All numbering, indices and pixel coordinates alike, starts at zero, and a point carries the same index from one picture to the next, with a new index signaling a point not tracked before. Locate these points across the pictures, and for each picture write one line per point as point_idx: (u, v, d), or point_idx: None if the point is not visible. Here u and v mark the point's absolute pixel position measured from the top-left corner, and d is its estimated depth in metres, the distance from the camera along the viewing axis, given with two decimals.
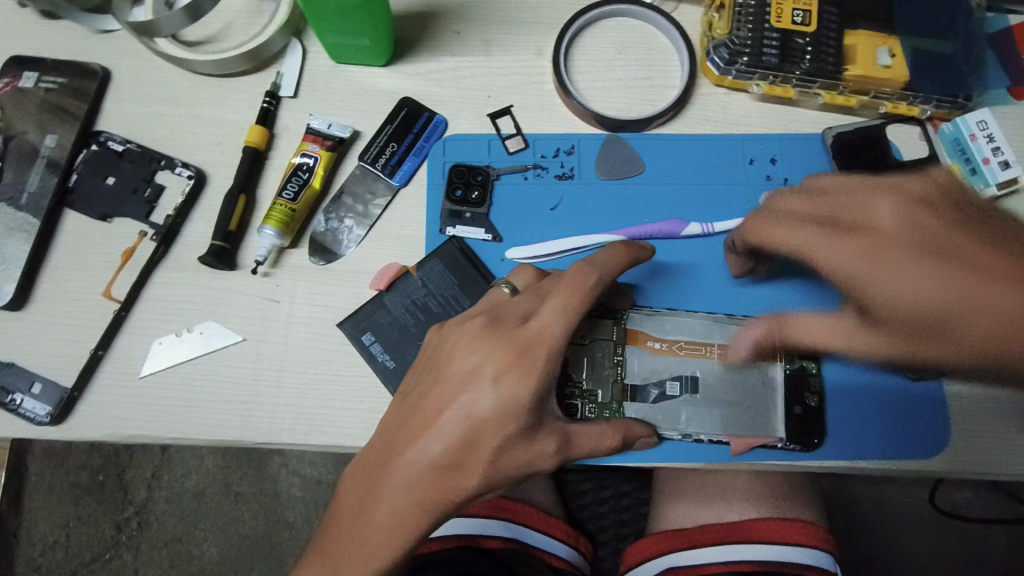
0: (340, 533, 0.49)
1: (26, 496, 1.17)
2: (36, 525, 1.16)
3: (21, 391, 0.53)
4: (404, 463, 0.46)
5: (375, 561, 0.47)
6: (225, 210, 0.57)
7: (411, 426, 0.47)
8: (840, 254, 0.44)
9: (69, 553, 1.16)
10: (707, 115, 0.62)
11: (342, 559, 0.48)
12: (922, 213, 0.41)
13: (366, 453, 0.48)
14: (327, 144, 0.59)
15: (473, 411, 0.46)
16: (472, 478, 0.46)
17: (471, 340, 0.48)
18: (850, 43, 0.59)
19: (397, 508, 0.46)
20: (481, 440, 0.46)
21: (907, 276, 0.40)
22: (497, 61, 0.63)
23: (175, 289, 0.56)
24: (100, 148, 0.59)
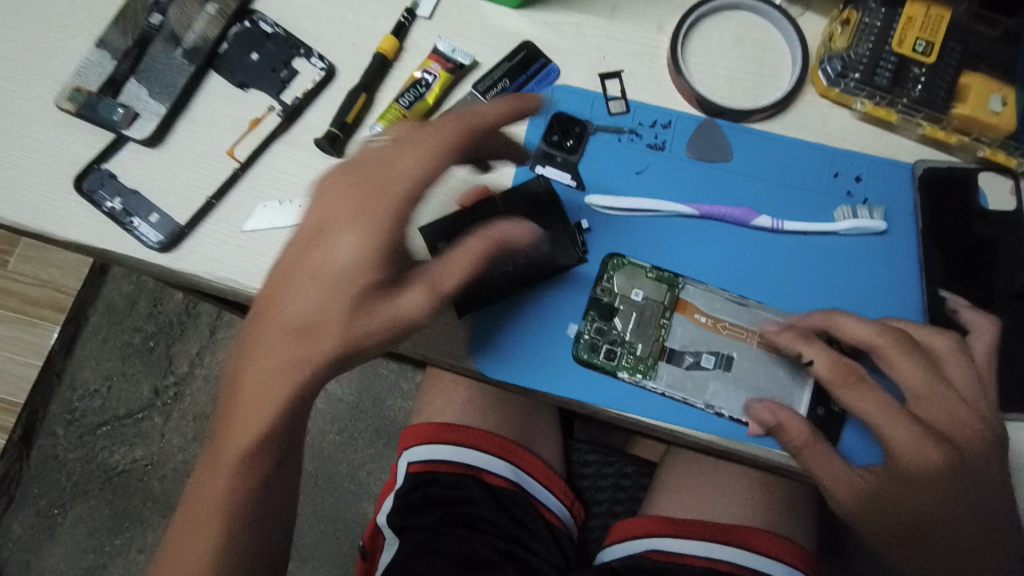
0: (268, 320, 0.52)
1: (79, 344, 1.32)
2: (84, 370, 1.32)
3: (139, 216, 0.61)
4: (313, 252, 0.52)
5: (272, 347, 0.51)
6: (346, 103, 0.63)
7: (334, 217, 0.52)
8: (911, 455, 0.54)
9: (107, 403, 1.31)
10: (805, 122, 0.64)
11: (268, 347, 0.52)
12: (936, 455, 0.54)
13: (302, 236, 0.52)
14: (447, 66, 0.64)
15: (324, 243, 0.52)
16: (328, 316, 0.50)
17: (343, 187, 0.52)
18: (966, 83, 0.60)
19: (302, 296, 0.51)
20: (336, 269, 0.51)
21: (915, 455, 0.54)
22: (620, 27, 0.66)
23: (287, 162, 0.63)
24: (252, 26, 0.66)
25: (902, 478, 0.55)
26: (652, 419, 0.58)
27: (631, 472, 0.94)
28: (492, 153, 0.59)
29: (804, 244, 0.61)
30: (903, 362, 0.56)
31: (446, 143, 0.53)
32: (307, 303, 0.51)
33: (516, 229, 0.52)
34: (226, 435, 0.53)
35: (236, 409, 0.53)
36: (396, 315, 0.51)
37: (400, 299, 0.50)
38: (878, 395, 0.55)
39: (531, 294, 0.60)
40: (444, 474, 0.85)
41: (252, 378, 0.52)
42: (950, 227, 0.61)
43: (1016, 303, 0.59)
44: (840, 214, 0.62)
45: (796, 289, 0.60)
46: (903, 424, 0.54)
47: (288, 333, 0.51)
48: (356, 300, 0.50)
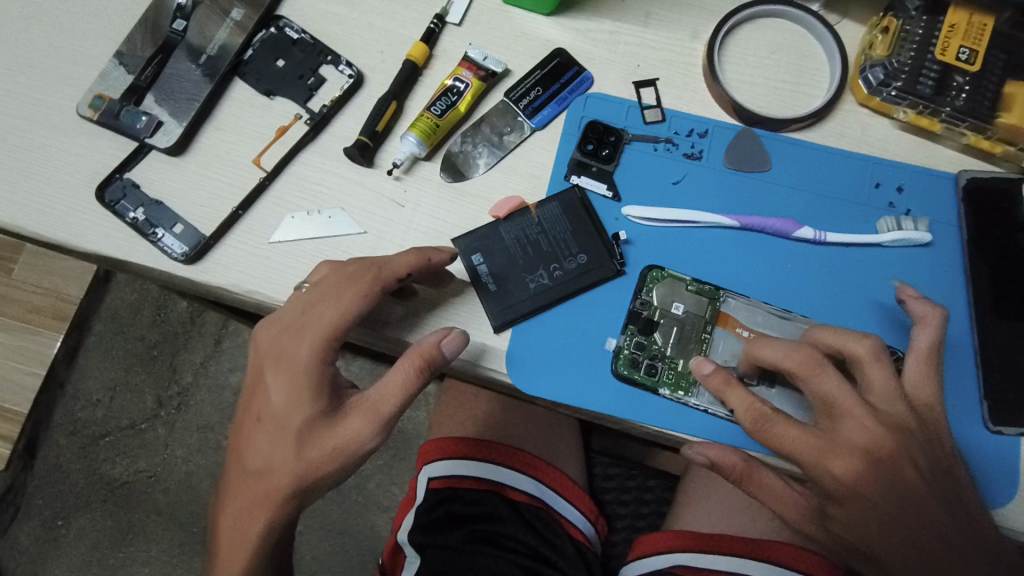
0: (246, 430, 0.55)
1: (83, 352, 1.30)
2: (86, 381, 1.30)
3: (164, 227, 0.59)
4: (268, 375, 0.53)
5: (246, 456, 0.54)
6: (376, 111, 0.61)
7: (283, 342, 0.53)
8: (849, 469, 0.50)
9: (109, 414, 1.29)
10: (845, 131, 0.63)
11: (247, 454, 0.54)
12: (907, 471, 0.50)
13: (258, 357, 0.54)
14: (479, 74, 0.62)
15: (267, 416, 0.53)
16: (280, 467, 0.52)
17: (267, 343, 0.53)
18: (1011, 92, 0.59)
19: (262, 416, 0.53)
20: (282, 417, 0.52)
21: (856, 468, 0.50)
22: (654, 34, 0.65)
23: (315, 172, 0.61)
24: (278, 32, 0.64)
25: (835, 491, 0.50)
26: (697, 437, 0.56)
27: (653, 486, 0.92)
28: (419, 278, 0.56)
29: (846, 255, 0.60)
30: (874, 370, 0.51)
31: (363, 292, 0.52)
32: (265, 427, 0.53)
33: (448, 343, 0.51)
34: (217, 545, 0.56)
35: (222, 516, 0.56)
36: (338, 447, 0.51)
37: (343, 428, 0.51)
38: (843, 405, 0.50)
39: (569, 307, 0.58)
40: (466, 489, 0.83)
41: (230, 519, 0.55)
42: (995, 239, 0.59)
43: None
44: (884, 225, 0.60)
45: (839, 302, 0.59)
46: (844, 431, 0.50)
47: (247, 482, 0.54)
48: (302, 440, 0.51)
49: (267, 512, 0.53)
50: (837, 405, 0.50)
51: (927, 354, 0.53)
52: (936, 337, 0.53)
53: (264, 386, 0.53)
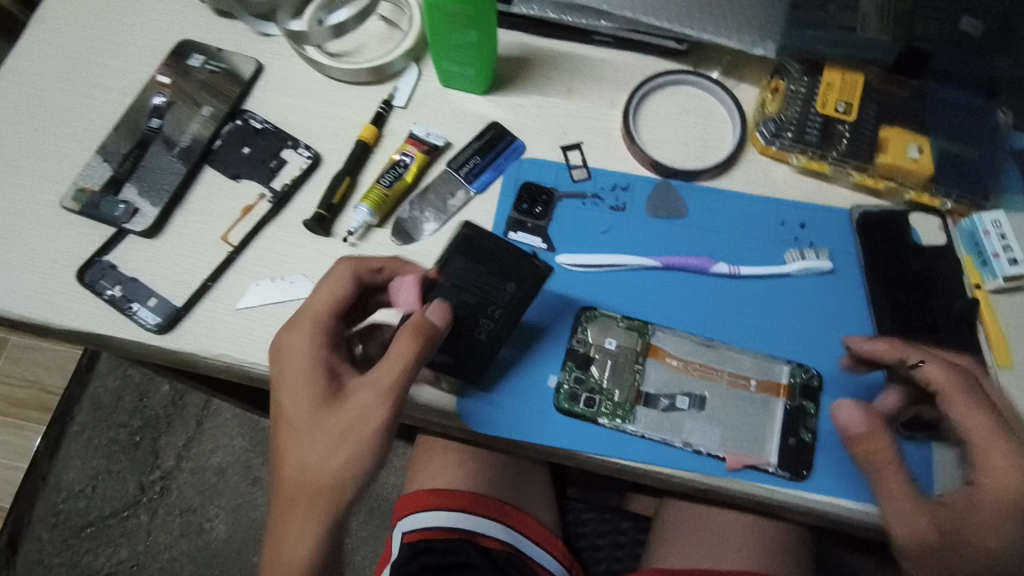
0: (290, 406, 0.57)
1: (64, 443, 1.32)
2: (68, 472, 1.30)
3: (139, 301, 0.64)
4: (298, 350, 0.58)
5: (304, 425, 0.56)
6: (332, 185, 0.69)
7: (298, 324, 0.59)
8: (1003, 481, 0.54)
9: (90, 504, 1.29)
10: (750, 178, 0.71)
11: (302, 422, 0.56)
12: None
13: (284, 348, 0.59)
14: (423, 148, 0.70)
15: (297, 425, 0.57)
16: (320, 454, 0.55)
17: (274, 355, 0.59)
18: (885, 136, 0.68)
19: (308, 379, 0.57)
20: (301, 413, 0.57)
21: (1009, 472, 0.54)
22: (576, 105, 0.74)
23: (278, 243, 0.67)
24: (243, 123, 0.72)
25: (993, 500, 0.54)
26: (660, 466, 0.61)
27: (626, 528, 0.93)
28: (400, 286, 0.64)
29: (760, 286, 0.67)
30: (959, 398, 0.56)
31: (359, 266, 0.61)
32: (314, 387, 0.57)
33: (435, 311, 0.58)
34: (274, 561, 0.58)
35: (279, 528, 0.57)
36: (355, 415, 0.55)
37: (352, 400, 0.56)
38: (982, 438, 0.55)
39: (508, 348, 0.64)
40: (440, 540, 0.83)
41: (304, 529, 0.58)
42: (890, 263, 0.66)
43: (958, 326, 0.64)
44: (790, 257, 0.67)
45: (759, 328, 0.65)
46: (990, 462, 0.54)
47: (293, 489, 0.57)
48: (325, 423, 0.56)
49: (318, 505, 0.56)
50: (970, 432, 0.55)
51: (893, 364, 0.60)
52: (946, 369, 0.57)
53: (301, 360, 0.58)
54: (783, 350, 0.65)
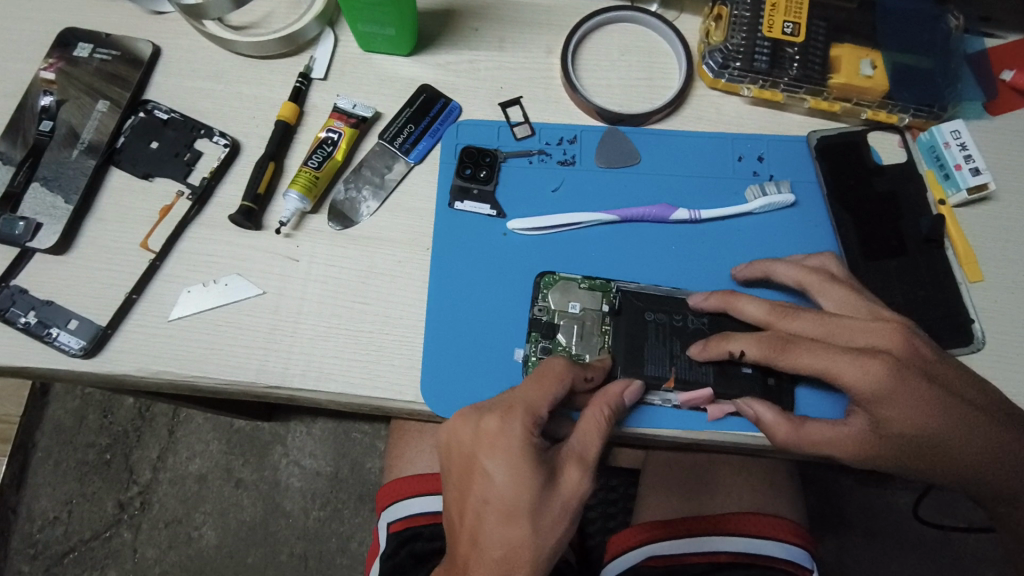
0: (493, 510, 0.51)
1: (30, 471, 1.25)
2: (39, 500, 1.24)
3: (58, 325, 0.58)
4: (506, 447, 0.51)
5: (503, 529, 0.51)
6: (256, 173, 0.63)
7: (515, 423, 0.51)
8: (867, 369, 0.52)
9: (69, 530, 1.23)
10: (702, 115, 0.67)
11: (500, 526, 0.51)
12: (909, 385, 0.52)
13: (494, 441, 0.51)
14: (350, 122, 0.64)
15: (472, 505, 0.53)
16: (509, 544, 0.51)
17: (466, 435, 0.53)
18: (837, 54, 0.65)
19: (519, 485, 0.51)
20: (501, 512, 0.51)
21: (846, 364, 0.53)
22: (511, 56, 0.68)
23: (206, 243, 0.62)
24: (147, 115, 0.65)
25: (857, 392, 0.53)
26: (638, 426, 0.58)
27: (616, 485, 0.92)
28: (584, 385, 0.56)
29: (722, 228, 0.64)
30: (802, 345, 0.54)
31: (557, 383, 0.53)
32: (525, 494, 0.51)
33: (631, 390, 0.56)
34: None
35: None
36: (566, 503, 0.51)
37: (553, 503, 0.51)
38: (829, 369, 0.53)
39: (467, 325, 0.60)
40: (426, 526, 0.80)
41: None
42: (853, 188, 0.64)
43: (927, 246, 0.62)
44: (751, 194, 0.64)
45: (727, 271, 0.63)
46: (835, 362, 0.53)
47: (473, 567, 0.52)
48: (534, 510, 0.50)
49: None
50: (832, 372, 0.53)
51: (778, 308, 0.57)
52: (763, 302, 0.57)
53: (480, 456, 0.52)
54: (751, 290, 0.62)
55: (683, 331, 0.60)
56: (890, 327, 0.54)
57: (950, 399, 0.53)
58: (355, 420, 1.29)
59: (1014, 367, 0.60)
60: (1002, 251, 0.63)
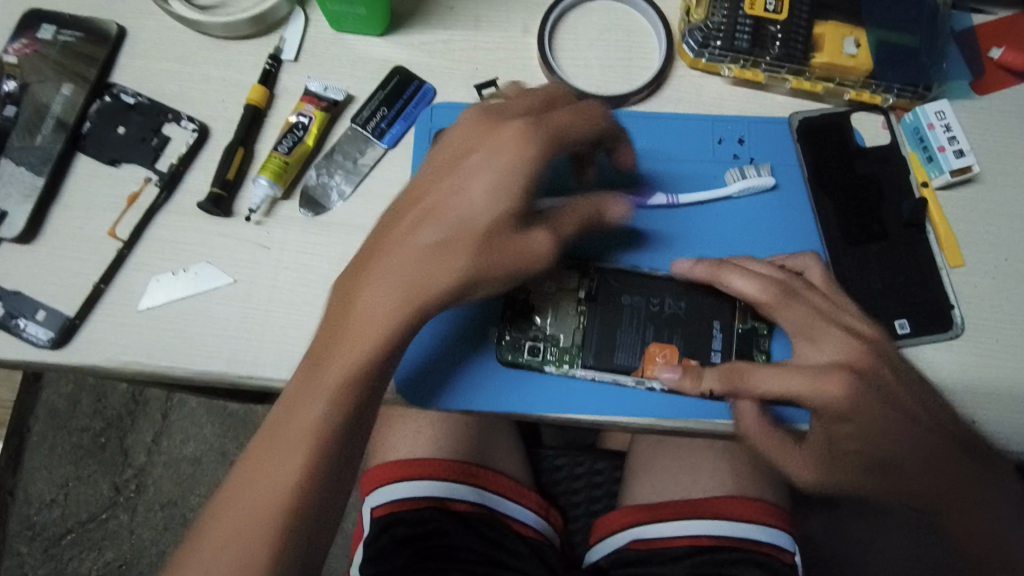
0: (425, 205, 0.52)
1: (26, 454, 1.26)
2: (36, 483, 1.25)
3: (26, 315, 0.58)
4: (477, 159, 0.52)
5: (426, 221, 0.52)
6: (224, 159, 0.61)
7: (500, 141, 0.52)
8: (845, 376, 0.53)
9: (66, 511, 1.24)
10: (682, 96, 0.66)
11: (432, 217, 0.52)
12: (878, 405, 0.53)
13: (490, 143, 0.52)
14: (322, 105, 0.63)
15: (463, 183, 0.52)
16: (483, 227, 0.51)
17: (517, 135, 0.52)
18: (820, 32, 0.63)
19: (468, 195, 0.51)
20: (447, 210, 0.52)
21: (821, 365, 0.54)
22: (486, 36, 0.67)
23: (174, 231, 0.61)
24: (113, 99, 0.64)
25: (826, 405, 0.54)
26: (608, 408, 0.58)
27: (602, 468, 0.89)
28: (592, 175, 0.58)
29: (701, 211, 0.63)
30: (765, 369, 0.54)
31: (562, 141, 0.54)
32: (457, 212, 0.51)
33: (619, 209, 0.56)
34: (346, 312, 0.51)
35: (360, 281, 0.52)
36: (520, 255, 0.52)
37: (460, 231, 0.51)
38: (794, 386, 0.53)
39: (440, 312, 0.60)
40: (407, 511, 0.77)
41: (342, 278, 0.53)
42: (834, 170, 0.63)
43: (908, 230, 0.61)
44: (730, 177, 0.63)
45: (707, 255, 0.62)
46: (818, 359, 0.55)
47: (434, 245, 0.51)
48: (439, 226, 0.52)
49: (430, 279, 0.51)
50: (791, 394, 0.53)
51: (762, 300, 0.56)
52: (759, 283, 0.56)
53: (463, 155, 0.53)
54: None
55: (660, 315, 0.60)
56: (857, 346, 0.54)
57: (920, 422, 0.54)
58: None
59: (993, 352, 0.59)
60: (985, 235, 0.62)
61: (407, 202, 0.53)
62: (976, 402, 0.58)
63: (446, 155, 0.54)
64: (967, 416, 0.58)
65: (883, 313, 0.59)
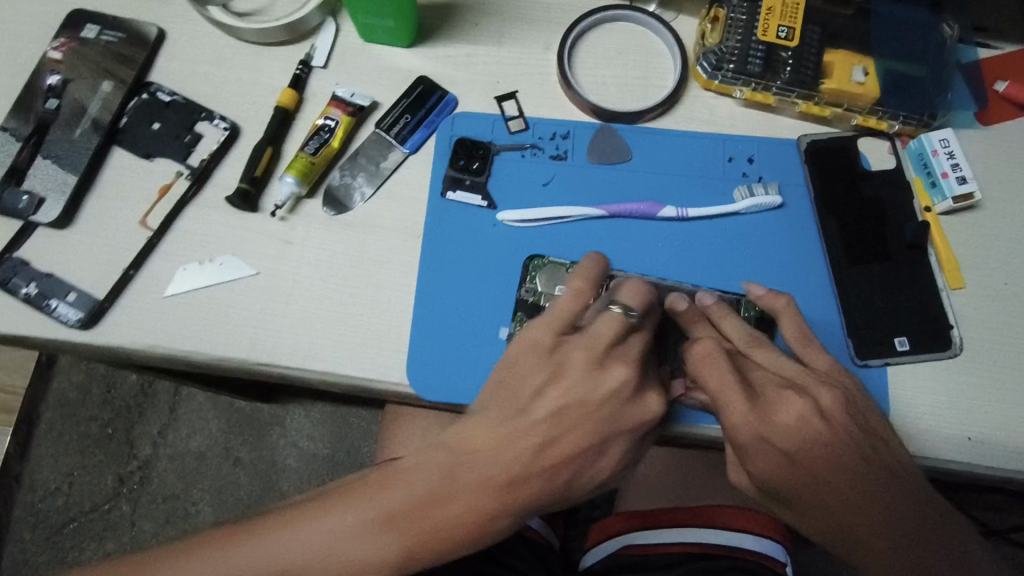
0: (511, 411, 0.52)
1: (34, 442, 1.28)
2: (42, 471, 1.27)
3: (58, 297, 0.60)
4: (589, 384, 0.52)
5: (515, 437, 0.51)
6: (253, 157, 0.64)
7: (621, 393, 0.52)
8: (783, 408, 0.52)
9: (70, 500, 1.26)
10: (694, 115, 0.68)
11: (517, 441, 0.51)
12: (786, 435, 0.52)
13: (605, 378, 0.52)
14: (348, 110, 0.66)
15: (602, 447, 0.52)
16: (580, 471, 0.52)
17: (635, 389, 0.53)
18: (829, 61, 0.65)
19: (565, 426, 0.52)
20: (545, 426, 0.52)
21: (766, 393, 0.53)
22: (508, 51, 0.69)
23: (203, 223, 0.64)
24: (150, 97, 0.67)
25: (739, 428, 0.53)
26: None
27: (602, 477, 0.91)
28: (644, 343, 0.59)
29: (708, 226, 0.65)
30: (717, 365, 0.54)
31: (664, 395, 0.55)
32: (558, 431, 0.52)
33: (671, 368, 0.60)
34: (426, 500, 0.51)
35: (438, 487, 0.51)
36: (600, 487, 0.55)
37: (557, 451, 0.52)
38: (726, 396, 0.53)
39: (454, 312, 0.62)
40: None
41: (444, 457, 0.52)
42: (840, 192, 0.65)
43: (910, 252, 0.63)
44: (738, 194, 0.65)
45: (714, 268, 0.64)
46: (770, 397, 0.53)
47: (540, 473, 0.52)
48: (535, 448, 0.51)
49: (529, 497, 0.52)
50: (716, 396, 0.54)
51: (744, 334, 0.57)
52: (742, 327, 0.57)
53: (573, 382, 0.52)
54: (733, 287, 0.63)
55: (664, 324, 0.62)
56: (800, 398, 0.52)
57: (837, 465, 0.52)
58: (351, 405, 1.30)
59: (989, 375, 0.61)
60: (986, 260, 0.64)
61: (500, 400, 0.53)
62: (971, 421, 0.59)
63: (581, 396, 0.52)
64: (962, 434, 0.59)
65: (883, 332, 0.61)
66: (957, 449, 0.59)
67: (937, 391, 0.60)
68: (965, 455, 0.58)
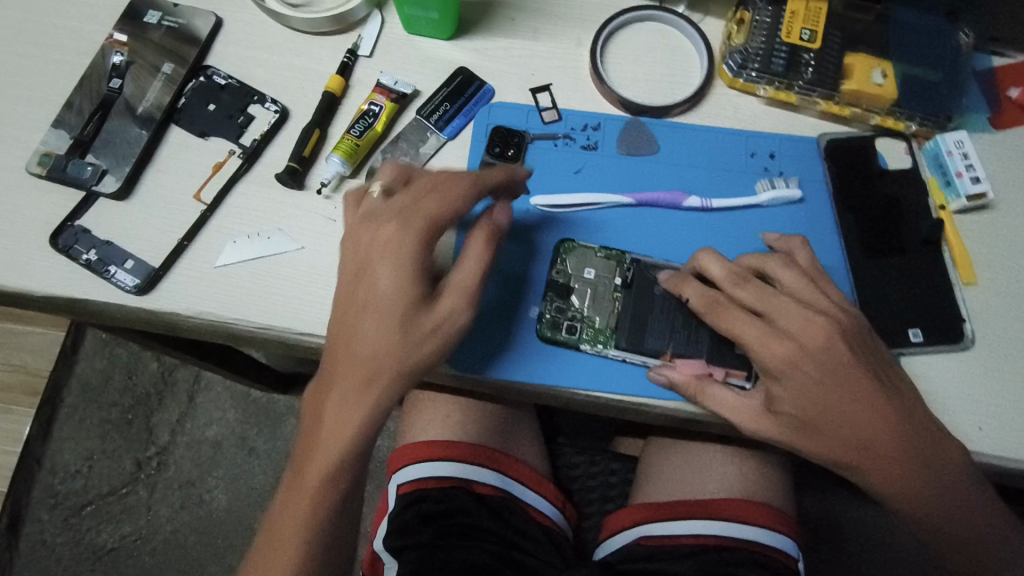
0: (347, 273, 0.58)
1: (55, 425, 1.31)
2: (62, 454, 1.30)
3: (116, 263, 0.64)
4: (374, 232, 0.57)
5: (365, 295, 0.56)
6: (302, 137, 0.68)
7: (389, 239, 0.56)
8: (805, 328, 0.57)
9: (88, 484, 1.29)
10: (719, 112, 0.71)
11: (374, 297, 0.56)
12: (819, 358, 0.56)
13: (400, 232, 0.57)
14: (391, 97, 0.70)
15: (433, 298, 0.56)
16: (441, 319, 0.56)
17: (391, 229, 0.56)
18: (850, 62, 0.69)
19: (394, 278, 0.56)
20: (384, 281, 0.56)
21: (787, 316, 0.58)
22: (544, 46, 0.73)
23: (252, 199, 0.67)
24: (206, 79, 0.71)
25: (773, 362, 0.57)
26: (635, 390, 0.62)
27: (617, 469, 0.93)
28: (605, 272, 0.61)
29: (731, 216, 0.68)
30: (733, 310, 0.59)
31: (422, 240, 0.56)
32: (398, 285, 0.56)
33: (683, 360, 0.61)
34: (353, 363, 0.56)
35: (350, 346, 0.57)
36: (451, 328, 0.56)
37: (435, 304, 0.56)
38: (758, 340, 0.58)
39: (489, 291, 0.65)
40: (432, 489, 0.79)
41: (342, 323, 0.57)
42: (858, 188, 0.68)
43: (925, 247, 0.65)
44: (760, 187, 0.68)
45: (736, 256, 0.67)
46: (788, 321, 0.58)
47: (410, 325, 0.55)
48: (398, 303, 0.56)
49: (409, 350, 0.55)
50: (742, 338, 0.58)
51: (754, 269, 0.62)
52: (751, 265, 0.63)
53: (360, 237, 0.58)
54: None
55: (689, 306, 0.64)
56: (824, 321, 0.57)
57: (857, 388, 0.56)
58: None
59: (999, 367, 0.63)
60: (997, 258, 0.67)
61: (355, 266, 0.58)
62: (981, 410, 0.62)
63: (393, 244, 0.56)
64: (972, 423, 0.62)
65: (898, 322, 0.64)
66: (967, 436, 0.61)
67: (949, 382, 0.63)
68: (974, 442, 0.61)
